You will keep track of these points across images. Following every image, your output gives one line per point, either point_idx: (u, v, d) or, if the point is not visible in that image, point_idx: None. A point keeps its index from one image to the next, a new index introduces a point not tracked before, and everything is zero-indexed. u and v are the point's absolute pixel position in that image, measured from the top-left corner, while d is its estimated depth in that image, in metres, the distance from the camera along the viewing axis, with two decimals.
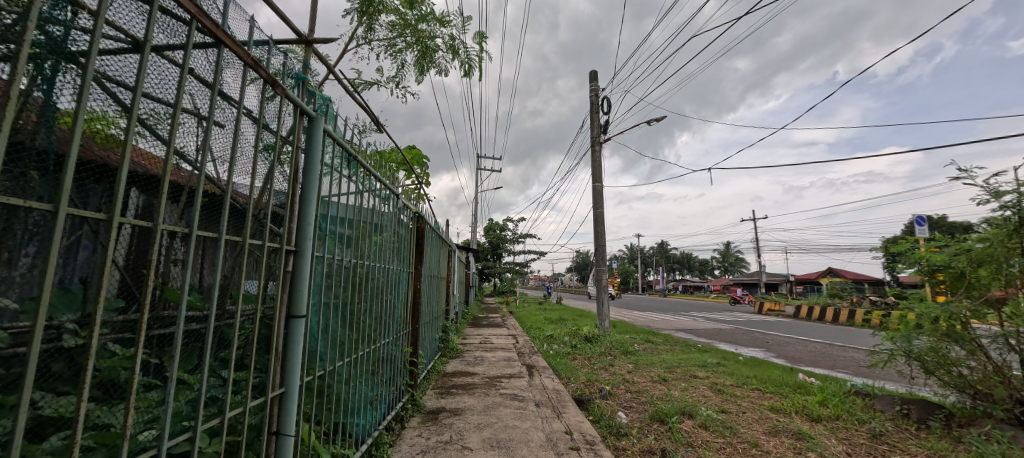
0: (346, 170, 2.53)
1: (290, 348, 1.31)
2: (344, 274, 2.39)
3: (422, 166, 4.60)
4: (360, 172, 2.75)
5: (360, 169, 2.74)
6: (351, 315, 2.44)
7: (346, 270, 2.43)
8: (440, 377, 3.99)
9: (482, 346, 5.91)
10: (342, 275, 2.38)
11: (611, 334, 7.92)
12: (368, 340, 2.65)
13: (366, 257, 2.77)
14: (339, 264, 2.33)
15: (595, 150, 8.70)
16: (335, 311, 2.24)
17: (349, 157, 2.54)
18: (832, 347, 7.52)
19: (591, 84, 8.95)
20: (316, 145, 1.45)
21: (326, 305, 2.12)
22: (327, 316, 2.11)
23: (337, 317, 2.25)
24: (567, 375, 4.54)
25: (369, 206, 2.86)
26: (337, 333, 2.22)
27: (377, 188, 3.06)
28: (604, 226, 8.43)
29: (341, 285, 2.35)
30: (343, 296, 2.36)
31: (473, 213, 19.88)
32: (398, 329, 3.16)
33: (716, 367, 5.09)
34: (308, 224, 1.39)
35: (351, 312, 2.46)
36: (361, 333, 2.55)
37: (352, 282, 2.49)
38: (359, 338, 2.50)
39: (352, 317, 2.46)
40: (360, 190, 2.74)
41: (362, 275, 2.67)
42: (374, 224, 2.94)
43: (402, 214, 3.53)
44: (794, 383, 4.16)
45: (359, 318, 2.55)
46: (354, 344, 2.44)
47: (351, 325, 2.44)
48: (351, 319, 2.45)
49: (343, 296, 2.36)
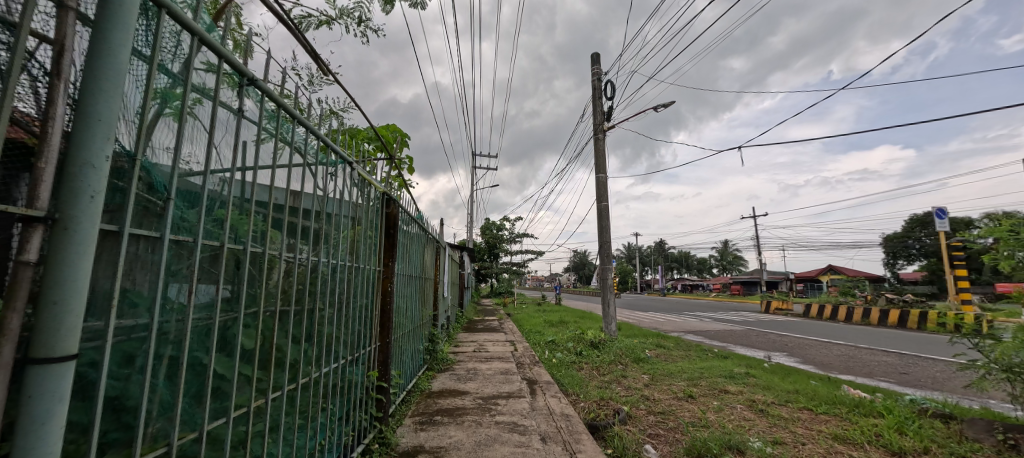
0: (288, 133, 1.80)
1: (24, 434, 0.61)
2: (272, 279, 1.64)
3: (403, 147, 3.87)
4: (313, 139, 2.01)
5: (312, 136, 1.99)
6: (281, 334, 1.69)
7: (277, 271, 1.68)
8: (422, 399, 3.29)
9: (475, 356, 5.18)
10: (270, 279, 1.63)
11: (618, 339, 7.25)
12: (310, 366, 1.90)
13: (321, 253, 2.03)
14: (268, 264, 1.58)
15: (598, 138, 7.97)
16: (251, 330, 1.49)
17: (290, 114, 1.79)
18: (861, 352, 6.87)
19: (592, 66, 8.25)
20: (123, 19, 0.76)
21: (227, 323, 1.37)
22: (235, 337, 1.37)
23: (251, 342, 1.50)
24: (576, 392, 3.84)
25: (325, 185, 2.11)
26: (247, 359, 1.49)
27: (339, 162, 2.29)
28: (609, 221, 7.71)
29: (267, 293, 1.61)
30: (272, 308, 1.62)
31: (468, 212, 19.12)
32: (363, 346, 2.43)
33: (747, 378, 4.39)
34: (93, 171, 0.69)
35: (283, 329, 1.71)
36: (298, 356, 1.81)
37: (290, 288, 1.75)
38: (297, 365, 1.78)
39: (282, 335, 1.70)
40: (312, 162, 2.00)
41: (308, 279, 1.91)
42: (332, 212, 2.18)
43: (374, 199, 2.75)
44: (848, 400, 3.50)
45: (297, 335, 1.81)
46: (282, 375, 1.70)
47: (280, 348, 1.69)
48: (283, 337, 1.70)
49: (271, 307, 1.62)
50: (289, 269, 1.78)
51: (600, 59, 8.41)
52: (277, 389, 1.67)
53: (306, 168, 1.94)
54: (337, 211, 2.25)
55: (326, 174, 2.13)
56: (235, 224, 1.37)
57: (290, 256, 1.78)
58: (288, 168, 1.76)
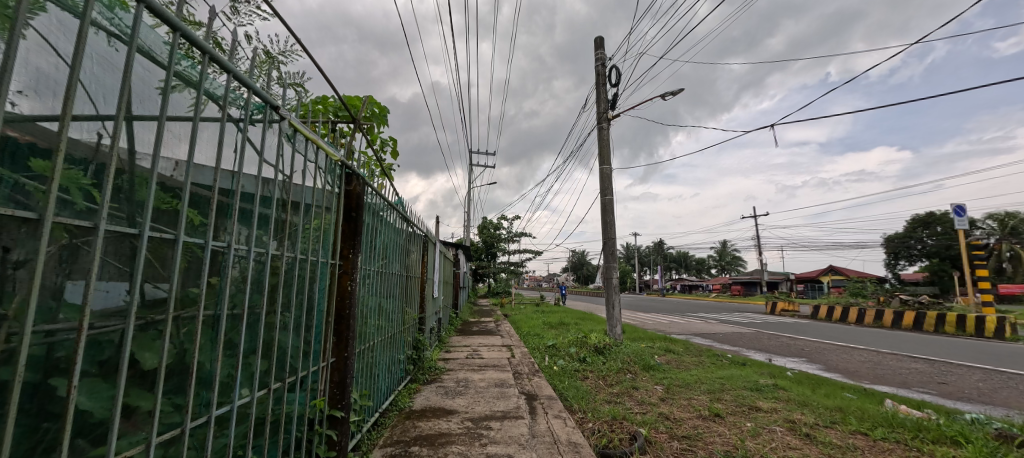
0: (207, 86, 1.21)
1: None
2: (156, 278, 1.03)
3: (379, 121, 3.30)
4: (246, 93, 1.38)
5: (249, 90, 1.40)
6: (177, 350, 1.13)
7: (167, 260, 1.06)
8: (400, 421, 2.74)
9: (466, 365, 4.60)
10: (154, 279, 1.03)
11: (624, 343, 6.70)
12: (233, 386, 1.36)
13: (245, 241, 1.41)
14: (137, 252, 0.91)
15: (602, 128, 7.41)
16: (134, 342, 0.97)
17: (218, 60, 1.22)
18: (889, 359, 6.31)
19: (596, 51, 7.65)
20: None
21: (91, 341, 0.84)
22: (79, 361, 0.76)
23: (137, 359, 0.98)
24: (582, 409, 3.30)
25: (261, 158, 1.48)
26: (135, 382, 0.98)
27: (286, 129, 1.65)
28: (613, 216, 7.13)
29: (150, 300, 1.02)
30: (155, 321, 1.03)
31: (466, 210, 18.52)
32: (309, 364, 1.79)
33: (776, 392, 3.84)
34: None
35: (185, 342, 1.15)
36: (206, 373, 1.25)
37: (200, 291, 1.18)
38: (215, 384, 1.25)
39: (186, 349, 1.15)
40: (244, 125, 1.40)
41: (220, 274, 1.30)
42: (269, 199, 1.54)
43: (335, 175, 2.05)
44: (906, 420, 2.99)
45: (211, 347, 1.26)
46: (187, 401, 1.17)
47: (178, 367, 1.13)
48: (182, 355, 1.14)
49: (150, 317, 1.02)
50: (191, 259, 1.17)
51: (604, 44, 7.85)
52: (177, 423, 1.14)
53: (232, 130, 1.33)
54: (278, 196, 1.62)
55: (267, 140, 1.53)
56: (73, 188, 0.75)
57: (194, 242, 1.17)
58: (200, 128, 1.18)
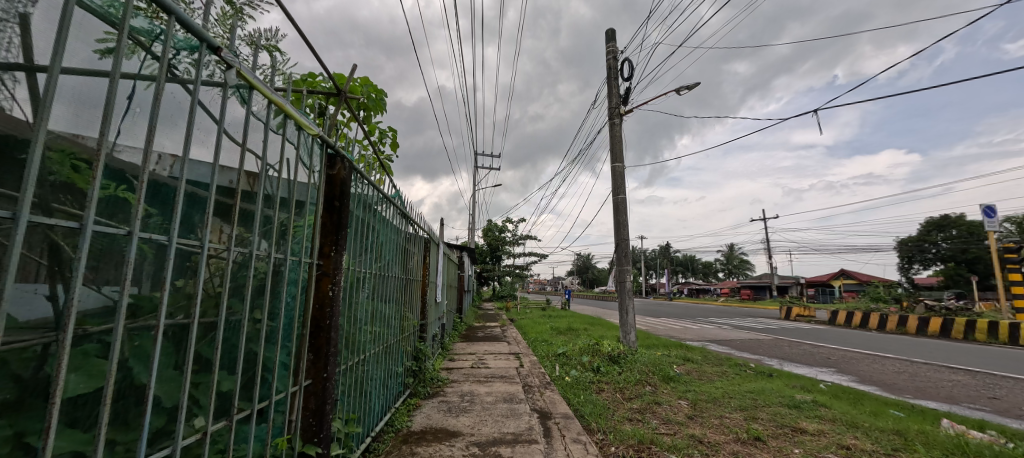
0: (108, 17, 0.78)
1: None
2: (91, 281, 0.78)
3: (375, 104, 2.94)
4: (168, 24, 0.90)
5: (190, 34, 0.97)
6: (116, 371, 0.86)
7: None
8: (396, 445, 2.39)
9: (472, 375, 4.23)
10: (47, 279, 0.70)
11: (640, 351, 6.30)
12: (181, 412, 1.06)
13: (164, 228, 0.95)
14: None
15: (613, 124, 7.04)
16: None
17: None
18: (926, 370, 5.85)
19: (608, 43, 7.29)
20: None
21: None
22: None
23: (47, 388, 0.71)
24: (602, 430, 2.93)
25: (195, 120, 1.02)
26: None
27: (238, 84, 1.18)
28: (626, 216, 6.74)
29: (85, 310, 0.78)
30: (91, 334, 0.79)
31: (470, 213, 18.14)
32: (273, 392, 1.41)
33: (816, 409, 3.44)
34: None
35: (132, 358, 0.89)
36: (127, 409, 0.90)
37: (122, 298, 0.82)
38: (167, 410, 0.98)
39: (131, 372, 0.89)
40: (175, 79, 0.96)
41: (114, 278, 0.83)
42: (203, 178, 1.07)
43: (311, 155, 1.63)
44: (982, 448, 2.58)
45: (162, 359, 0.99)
46: (131, 436, 0.90)
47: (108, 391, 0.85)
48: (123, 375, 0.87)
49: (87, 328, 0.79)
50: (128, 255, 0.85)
51: (616, 36, 7.48)
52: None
53: (154, 86, 0.89)
54: (225, 181, 1.16)
55: (214, 103, 1.10)
56: None
57: (64, 226, 0.70)
58: (89, 74, 0.75)
